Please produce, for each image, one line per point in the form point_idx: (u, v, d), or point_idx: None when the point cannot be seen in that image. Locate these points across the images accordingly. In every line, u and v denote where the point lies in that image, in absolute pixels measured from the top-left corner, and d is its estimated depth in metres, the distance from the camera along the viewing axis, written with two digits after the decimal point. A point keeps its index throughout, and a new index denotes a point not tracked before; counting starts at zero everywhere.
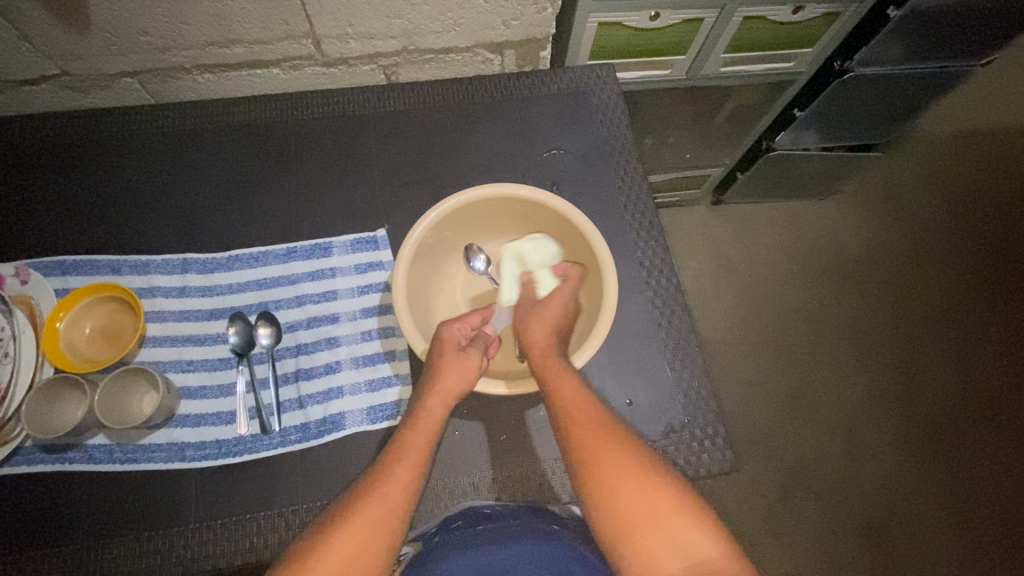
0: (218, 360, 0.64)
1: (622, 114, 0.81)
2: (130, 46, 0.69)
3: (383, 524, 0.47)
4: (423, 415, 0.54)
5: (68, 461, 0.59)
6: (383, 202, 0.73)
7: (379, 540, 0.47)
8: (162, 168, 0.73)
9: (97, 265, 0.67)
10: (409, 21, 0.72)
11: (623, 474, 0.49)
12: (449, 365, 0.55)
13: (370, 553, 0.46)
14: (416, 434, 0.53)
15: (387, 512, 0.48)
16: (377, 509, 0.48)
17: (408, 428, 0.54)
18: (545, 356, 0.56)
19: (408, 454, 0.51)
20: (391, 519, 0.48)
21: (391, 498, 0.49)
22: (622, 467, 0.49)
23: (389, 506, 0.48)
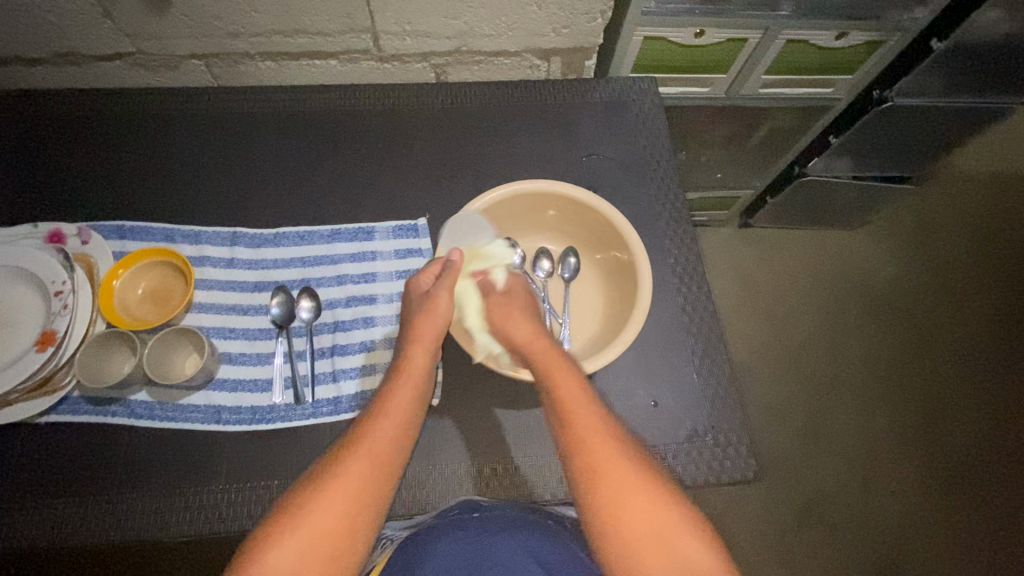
0: (260, 330, 0.66)
1: (663, 126, 0.83)
2: (203, 30, 0.73)
3: (368, 497, 0.47)
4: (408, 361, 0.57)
5: (110, 414, 0.61)
6: (425, 193, 0.76)
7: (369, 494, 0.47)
8: (219, 147, 0.77)
9: (151, 231, 0.70)
10: (465, 22, 0.75)
11: (603, 465, 0.49)
12: (423, 312, 0.58)
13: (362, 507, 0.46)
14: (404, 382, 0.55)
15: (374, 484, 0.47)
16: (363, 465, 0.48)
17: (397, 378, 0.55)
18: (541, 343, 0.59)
19: (393, 405, 0.53)
20: (378, 488, 0.47)
21: (376, 467, 0.48)
22: (610, 458, 0.49)
23: (378, 479, 0.48)
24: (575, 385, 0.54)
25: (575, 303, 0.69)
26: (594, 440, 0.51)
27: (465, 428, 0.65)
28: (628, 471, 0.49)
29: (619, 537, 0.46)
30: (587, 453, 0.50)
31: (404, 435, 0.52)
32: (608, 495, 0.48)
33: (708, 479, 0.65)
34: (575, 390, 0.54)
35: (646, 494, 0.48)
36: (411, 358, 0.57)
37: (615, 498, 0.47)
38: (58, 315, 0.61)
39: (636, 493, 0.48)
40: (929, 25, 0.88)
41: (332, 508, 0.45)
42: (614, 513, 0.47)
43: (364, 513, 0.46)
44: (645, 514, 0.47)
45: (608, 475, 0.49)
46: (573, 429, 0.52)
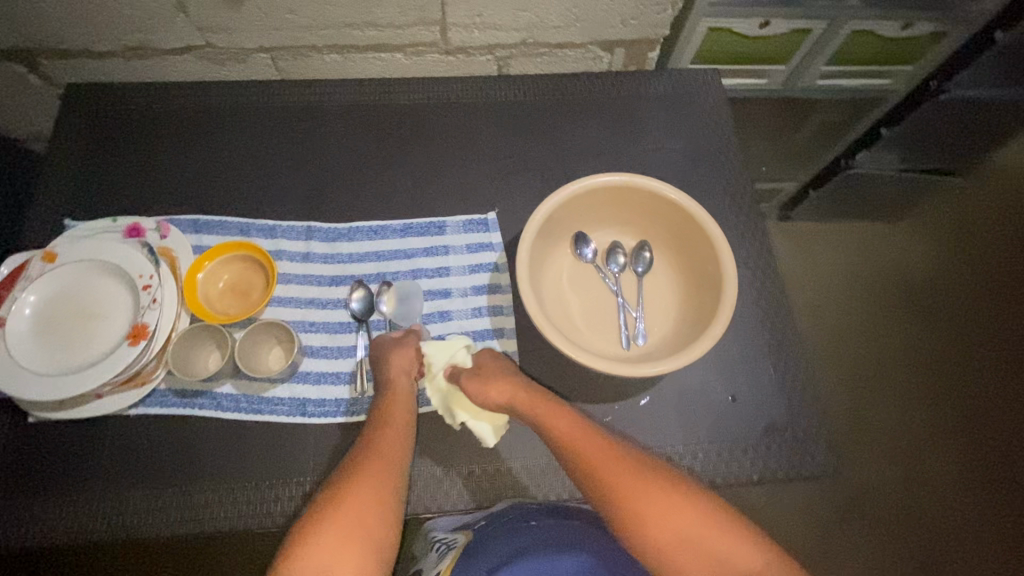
0: (339, 323, 0.66)
1: (729, 119, 0.82)
2: (275, 23, 0.73)
3: (372, 524, 0.52)
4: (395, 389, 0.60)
5: (198, 406, 0.62)
6: (494, 187, 0.76)
7: (376, 519, 0.52)
8: (287, 140, 0.77)
9: (227, 226, 0.71)
10: (535, 14, 0.75)
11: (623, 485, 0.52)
12: (394, 359, 0.62)
13: (371, 529, 0.52)
14: (396, 411, 0.59)
15: (371, 527, 0.52)
16: (368, 494, 0.53)
17: (391, 406, 0.60)
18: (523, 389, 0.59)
19: (390, 433, 0.58)
20: (378, 528, 0.52)
21: (373, 511, 0.53)
22: (633, 482, 0.52)
23: (379, 510, 0.53)
24: (575, 420, 0.56)
25: (649, 297, 0.69)
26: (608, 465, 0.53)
27: None
28: (650, 485, 0.52)
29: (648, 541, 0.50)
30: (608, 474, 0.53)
31: (395, 471, 0.56)
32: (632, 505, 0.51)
33: (788, 473, 0.65)
34: (576, 428, 0.56)
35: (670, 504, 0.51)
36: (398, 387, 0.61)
37: (637, 507, 0.51)
38: (147, 309, 0.62)
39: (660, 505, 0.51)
40: (995, 17, 0.88)
41: (336, 552, 0.50)
42: (639, 522, 0.51)
43: (370, 544, 0.51)
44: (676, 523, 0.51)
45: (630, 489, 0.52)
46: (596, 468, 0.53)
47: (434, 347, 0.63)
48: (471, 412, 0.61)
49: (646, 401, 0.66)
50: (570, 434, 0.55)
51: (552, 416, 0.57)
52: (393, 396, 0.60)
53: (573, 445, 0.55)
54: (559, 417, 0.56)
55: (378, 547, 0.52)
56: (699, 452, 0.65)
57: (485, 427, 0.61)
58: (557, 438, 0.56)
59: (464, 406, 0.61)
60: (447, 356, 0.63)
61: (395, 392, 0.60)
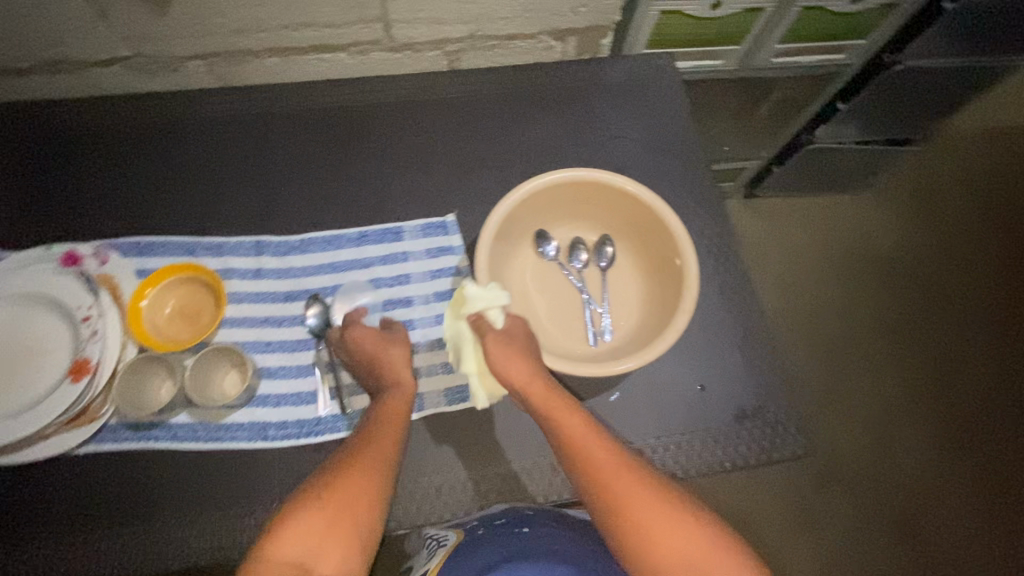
0: (296, 341, 0.64)
1: (685, 103, 0.81)
2: (206, 28, 0.69)
3: (353, 520, 0.47)
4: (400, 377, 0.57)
5: (153, 439, 0.59)
6: (451, 188, 0.74)
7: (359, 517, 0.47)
8: (231, 151, 0.73)
9: (172, 246, 0.67)
10: (480, 7, 0.72)
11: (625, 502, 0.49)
12: (383, 350, 0.59)
13: (351, 528, 0.47)
14: (397, 401, 0.56)
15: (349, 529, 0.46)
16: (354, 489, 0.48)
17: (394, 396, 0.56)
18: (536, 384, 0.55)
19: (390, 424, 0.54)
20: (358, 531, 0.47)
21: (353, 510, 0.47)
22: (643, 503, 0.49)
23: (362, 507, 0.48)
24: (587, 428, 0.53)
25: (614, 292, 0.68)
26: (613, 478, 0.50)
27: None
28: (661, 508, 0.49)
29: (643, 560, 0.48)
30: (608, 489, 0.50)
31: (384, 471, 0.50)
32: (632, 522, 0.49)
33: (760, 458, 0.65)
34: (590, 438, 0.52)
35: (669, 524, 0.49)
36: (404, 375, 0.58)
37: (636, 525, 0.49)
38: (89, 342, 0.59)
39: (660, 524, 0.49)
40: None
41: (306, 547, 0.45)
42: (644, 543, 0.48)
43: (347, 543, 0.46)
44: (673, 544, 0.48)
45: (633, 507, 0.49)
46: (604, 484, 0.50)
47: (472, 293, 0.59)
48: (473, 372, 0.60)
49: (616, 397, 0.66)
50: (582, 444, 0.52)
51: (567, 417, 0.53)
52: (398, 384, 0.57)
53: (583, 456, 0.51)
54: (571, 422, 0.53)
55: (354, 552, 0.46)
56: (671, 444, 0.65)
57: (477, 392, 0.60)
58: (566, 446, 0.52)
59: (471, 362, 0.60)
60: (481, 308, 0.59)
61: (401, 379, 0.57)
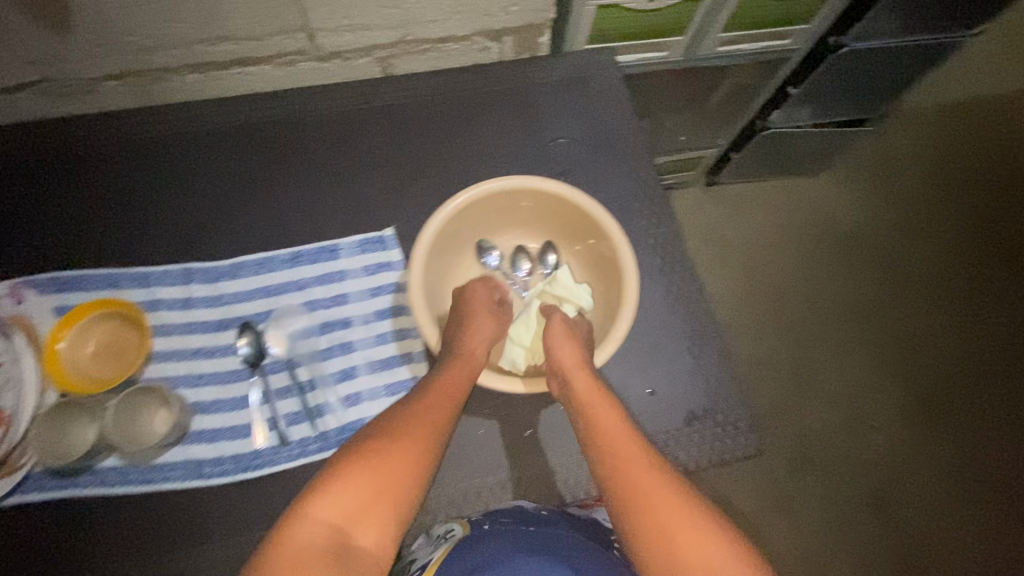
0: (230, 372, 0.61)
1: (628, 100, 0.80)
2: (115, 47, 0.65)
3: (398, 483, 0.45)
4: (467, 343, 0.56)
5: (81, 485, 0.57)
6: (388, 201, 0.71)
7: (405, 482, 0.46)
8: (155, 176, 0.70)
9: (94, 280, 0.64)
10: (406, 11, 0.69)
11: (640, 486, 0.46)
12: (483, 313, 0.59)
13: (394, 492, 0.45)
14: (460, 368, 0.55)
15: (390, 502, 0.44)
16: (405, 453, 0.47)
17: (456, 363, 0.55)
18: (575, 370, 0.56)
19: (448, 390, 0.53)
20: (397, 505, 0.45)
21: (398, 478, 0.45)
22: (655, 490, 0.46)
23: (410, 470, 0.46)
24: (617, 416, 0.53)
25: None
26: (636, 460, 0.48)
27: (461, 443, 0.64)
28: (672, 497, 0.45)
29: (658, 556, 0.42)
30: (627, 470, 0.47)
31: (429, 450, 0.48)
32: (646, 505, 0.45)
33: (711, 460, 0.65)
34: (614, 424, 0.52)
35: (684, 511, 0.44)
36: (470, 339, 0.57)
37: (651, 512, 0.44)
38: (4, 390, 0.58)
39: (675, 510, 0.44)
40: None
41: (347, 506, 0.43)
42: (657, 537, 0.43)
43: (387, 509, 0.44)
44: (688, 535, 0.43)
45: (651, 490, 0.46)
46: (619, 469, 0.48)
47: (562, 279, 0.65)
48: (525, 340, 0.63)
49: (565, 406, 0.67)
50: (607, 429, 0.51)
51: (601, 407, 0.53)
52: (465, 350, 0.56)
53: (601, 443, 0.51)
54: (604, 413, 0.53)
55: (392, 524, 0.44)
56: None
57: (517, 359, 0.63)
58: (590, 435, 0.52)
59: (522, 330, 0.63)
60: (562, 295, 0.64)
61: (470, 345, 0.56)
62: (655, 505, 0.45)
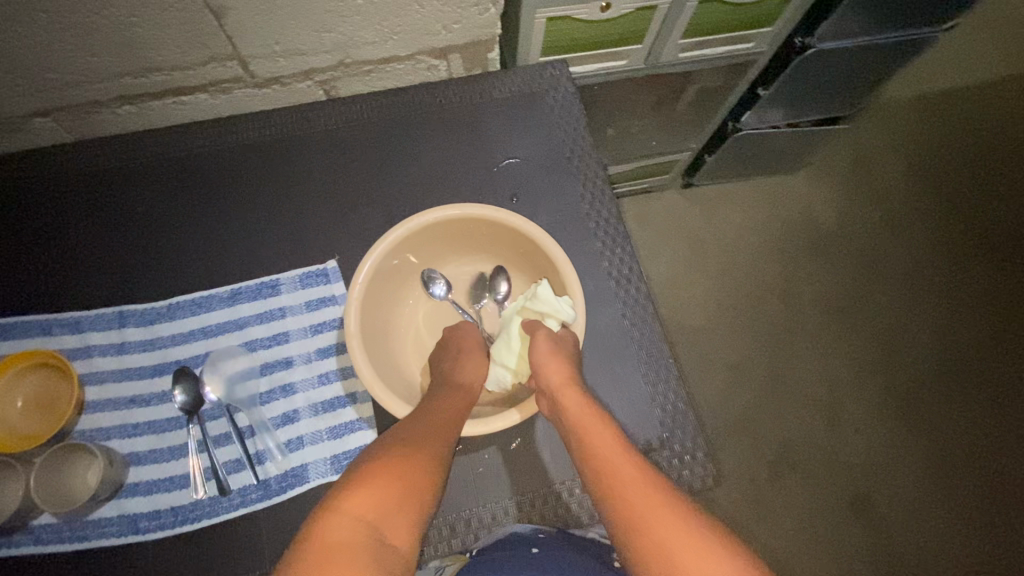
0: (166, 421, 0.59)
1: (581, 116, 0.77)
2: (36, 83, 0.63)
3: (415, 492, 0.44)
4: (463, 375, 0.57)
5: (14, 545, 0.55)
6: (331, 232, 0.69)
7: (420, 492, 0.45)
8: (89, 214, 0.68)
9: (26, 327, 0.62)
10: (341, 34, 0.66)
11: (625, 488, 0.45)
12: (468, 346, 0.60)
13: (412, 498, 0.44)
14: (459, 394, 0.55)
15: (411, 504, 0.43)
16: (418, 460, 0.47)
17: (455, 390, 0.56)
18: (569, 394, 0.53)
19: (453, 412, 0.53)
20: (417, 510, 0.44)
21: (417, 481, 0.45)
22: (648, 503, 0.43)
23: (422, 481, 0.45)
24: (610, 433, 0.50)
25: None
26: (618, 464, 0.47)
27: None
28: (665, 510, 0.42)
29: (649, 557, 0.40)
30: (611, 477, 0.46)
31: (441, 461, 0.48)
32: (631, 507, 0.43)
33: None
34: (611, 439, 0.50)
35: (667, 507, 0.43)
36: (465, 370, 0.58)
37: (636, 511, 0.43)
38: None
39: (657, 507, 0.43)
40: None
41: (374, 505, 0.42)
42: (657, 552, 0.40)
43: (406, 514, 0.42)
44: (674, 530, 0.41)
45: (635, 490, 0.44)
46: (614, 483, 0.46)
47: (541, 295, 0.58)
48: (509, 361, 0.59)
49: (532, 436, 0.64)
50: (602, 445, 0.49)
51: (595, 426, 0.51)
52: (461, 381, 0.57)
53: (598, 457, 0.48)
54: (599, 430, 0.50)
55: (415, 526, 0.43)
56: (576, 486, 0.62)
57: (503, 380, 0.60)
58: (589, 450, 0.49)
59: (505, 351, 0.60)
60: (543, 312, 0.58)
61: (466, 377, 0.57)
62: (638, 506, 0.43)
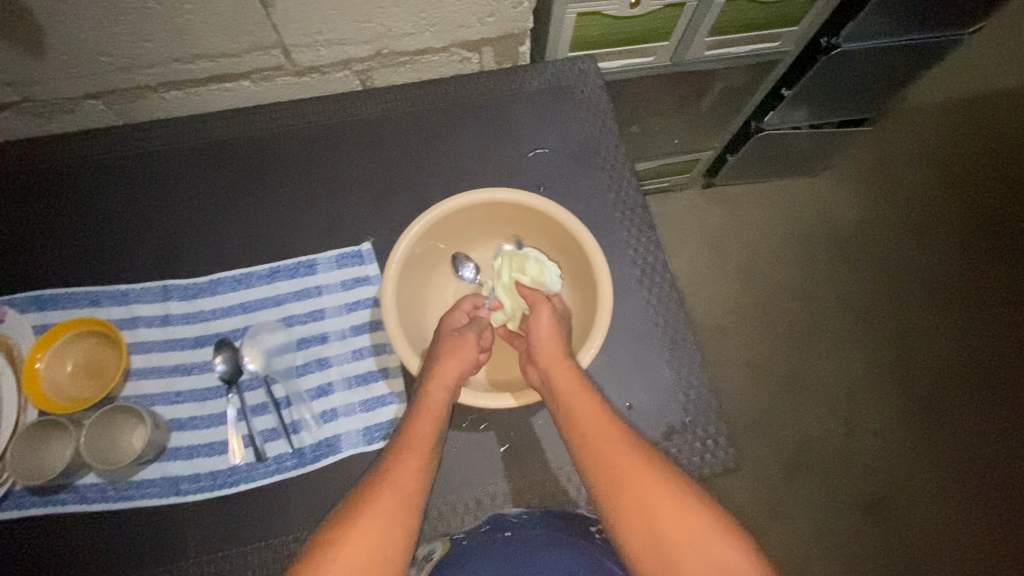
0: (207, 389, 0.62)
1: (608, 109, 0.79)
2: (91, 66, 0.66)
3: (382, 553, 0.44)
4: (425, 398, 0.54)
5: (61, 503, 0.58)
6: (364, 215, 0.71)
7: (392, 546, 0.45)
8: (136, 194, 0.71)
9: (75, 297, 0.65)
10: (380, 24, 0.69)
11: (602, 451, 0.49)
12: (448, 350, 0.56)
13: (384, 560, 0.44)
14: (423, 421, 0.53)
15: (378, 558, 0.44)
16: (385, 507, 0.46)
17: (415, 416, 0.53)
18: (557, 370, 0.55)
19: (415, 441, 0.51)
20: (386, 566, 0.44)
21: (386, 545, 0.44)
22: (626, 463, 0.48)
23: (390, 542, 0.45)
24: (590, 404, 0.53)
25: None
26: (605, 433, 0.50)
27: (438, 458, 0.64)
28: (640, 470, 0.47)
29: (631, 513, 0.45)
30: (593, 450, 0.50)
31: (408, 506, 0.47)
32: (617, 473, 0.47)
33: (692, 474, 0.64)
34: (589, 409, 0.52)
35: (649, 472, 0.47)
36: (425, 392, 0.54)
37: (624, 476, 0.47)
38: None
39: (641, 472, 0.47)
40: None
41: None
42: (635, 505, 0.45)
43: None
44: (653, 492, 0.45)
45: (620, 458, 0.48)
46: (595, 450, 0.50)
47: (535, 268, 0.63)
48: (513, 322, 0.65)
49: (545, 420, 0.65)
50: (585, 419, 0.52)
51: (577, 395, 0.53)
52: (427, 404, 0.54)
53: (583, 431, 0.51)
54: (586, 404, 0.52)
55: None
56: None
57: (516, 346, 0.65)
58: (575, 423, 0.52)
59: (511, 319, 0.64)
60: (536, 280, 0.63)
61: (429, 398, 0.54)
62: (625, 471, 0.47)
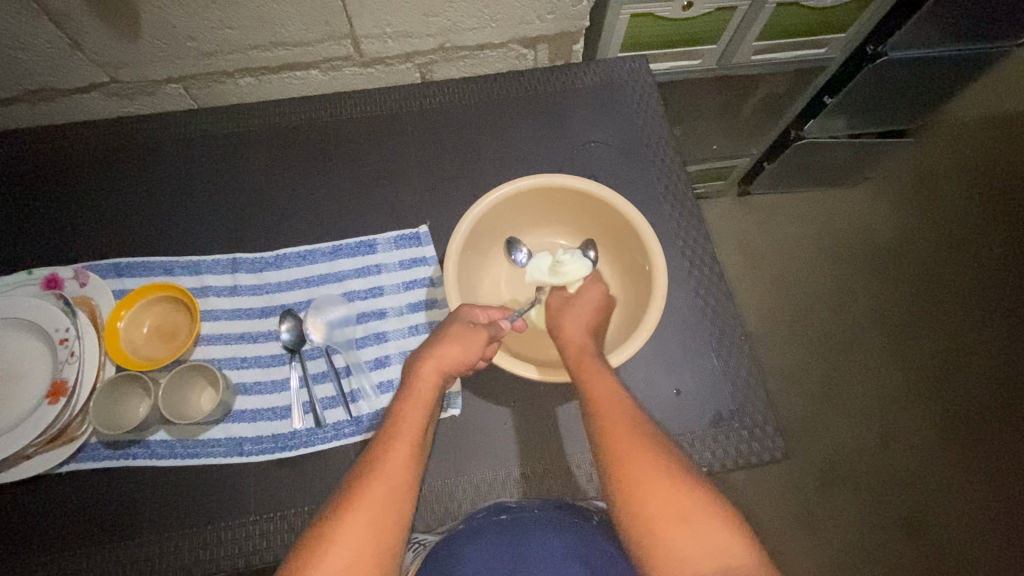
0: (272, 356, 0.65)
1: (658, 106, 0.81)
2: (176, 51, 0.70)
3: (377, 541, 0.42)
4: (418, 381, 0.52)
5: (132, 456, 0.61)
6: (422, 199, 0.74)
7: (387, 534, 0.43)
8: (207, 172, 0.75)
9: (150, 266, 0.69)
10: (446, 18, 0.72)
11: (616, 435, 0.48)
12: (456, 336, 0.54)
13: (380, 549, 0.42)
14: (414, 406, 0.51)
15: (373, 547, 0.42)
16: (380, 494, 0.44)
17: (407, 399, 0.51)
18: (578, 352, 0.55)
19: (405, 427, 0.49)
20: (378, 561, 0.42)
21: (381, 534, 0.43)
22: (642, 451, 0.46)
23: (382, 530, 0.43)
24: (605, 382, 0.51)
25: None
26: (609, 415, 0.49)
27: (487, 433, 0.65)
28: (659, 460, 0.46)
29: (633, 497, 0.44)
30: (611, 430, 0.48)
31: (400, 495, 0.45)
32: (616, 460, 0.46)
33: (737, 462, 0.64)
34: (605, 388, 0.51)
35: (653, 460, 0.45)
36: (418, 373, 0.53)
37: (625, 463, 0.46)
38: (66, 363, 0.61)
39: (643, 460, 0.45)
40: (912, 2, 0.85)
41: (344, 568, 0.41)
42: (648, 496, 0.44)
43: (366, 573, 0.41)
44: (653, 483, 0.44)
45: (622, 444, 0.47)
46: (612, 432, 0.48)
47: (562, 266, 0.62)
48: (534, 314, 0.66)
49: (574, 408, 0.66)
50: (603, 401, 0.50)
51: (591, 375, 0.52)
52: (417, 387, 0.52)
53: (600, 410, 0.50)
54: (602, 385, 0.51)
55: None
56: None
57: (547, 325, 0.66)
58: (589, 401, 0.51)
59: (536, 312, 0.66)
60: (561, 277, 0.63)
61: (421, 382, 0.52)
62: (626, 454, 0.46)
